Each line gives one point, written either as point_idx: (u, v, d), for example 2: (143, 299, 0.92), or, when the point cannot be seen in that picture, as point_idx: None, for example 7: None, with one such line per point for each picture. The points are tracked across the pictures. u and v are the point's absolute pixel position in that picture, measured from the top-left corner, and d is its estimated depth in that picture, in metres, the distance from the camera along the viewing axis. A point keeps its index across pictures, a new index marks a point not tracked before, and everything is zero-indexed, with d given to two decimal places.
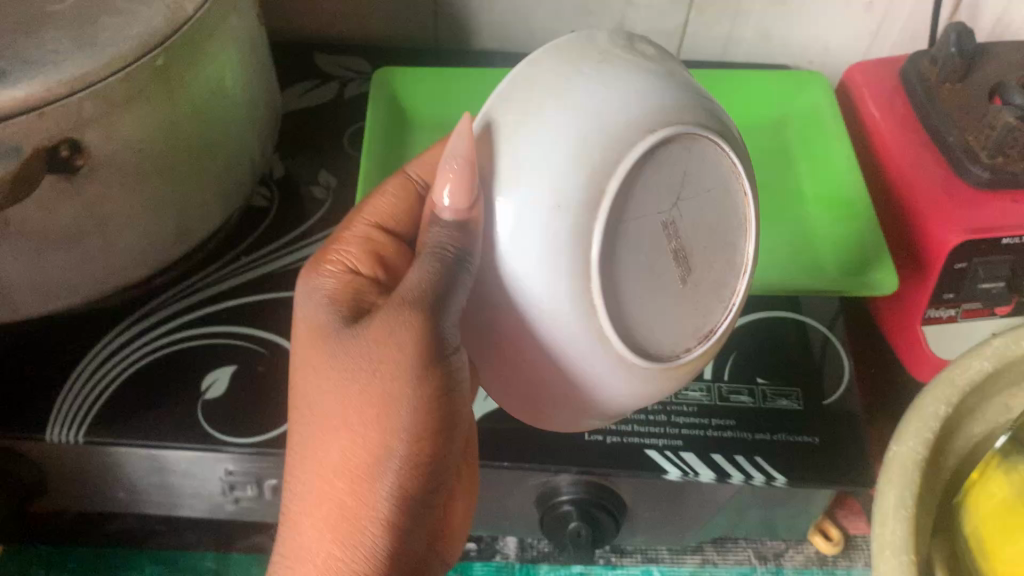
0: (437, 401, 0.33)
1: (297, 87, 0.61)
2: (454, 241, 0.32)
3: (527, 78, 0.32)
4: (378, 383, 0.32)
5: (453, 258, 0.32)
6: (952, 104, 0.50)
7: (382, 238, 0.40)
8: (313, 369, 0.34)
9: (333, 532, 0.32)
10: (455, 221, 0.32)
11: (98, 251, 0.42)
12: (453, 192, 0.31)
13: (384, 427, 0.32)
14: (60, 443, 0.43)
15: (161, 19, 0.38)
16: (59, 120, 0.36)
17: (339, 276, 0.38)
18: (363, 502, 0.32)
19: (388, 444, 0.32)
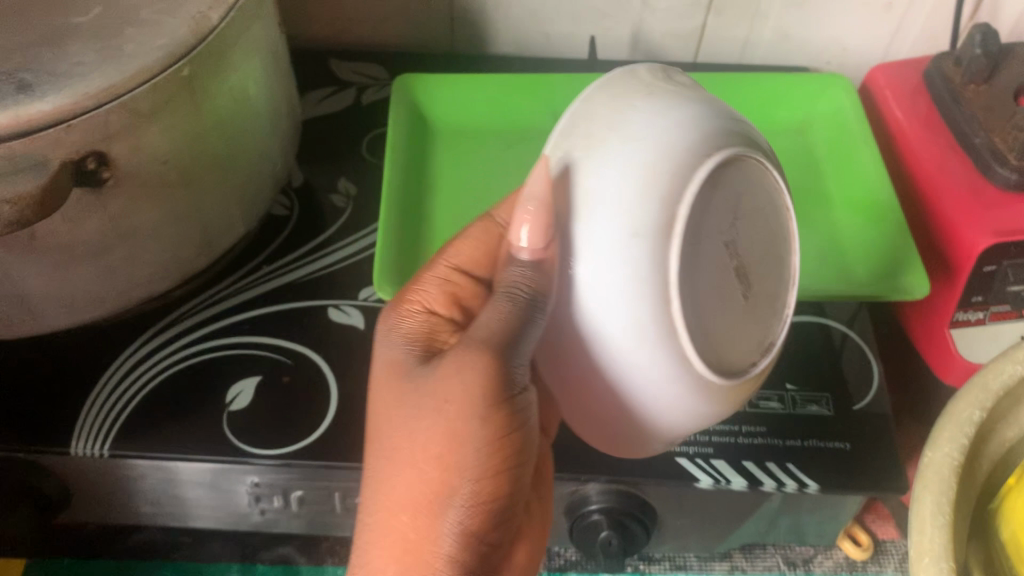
0: (504, 437, 0.33)
1: (314, 94, 0.61)
2: (528, 283, 0.32)
3: (581, 119, 0.32)
4: (444, 420, 0.32)
5: (527, 301, 0.32)
6: (977, 106, 0.50)
7: (461, 280, 0.39)
8: (386, 408, 0.35)
9: (398, 563, 0.33)
10: (532, 262, 0.32)
11: (123, 264, 0.41)
12: (531, 233, 0.31)
13: (448, 464, 0.32)
14: (84, 456, 0.43)
15: (188, 29, 0.38)
16: (86, 132, 0.35)
17: (418, 321, 0.38)
18: (427, 538, 0.32)
19: (451, 480, 0.32)
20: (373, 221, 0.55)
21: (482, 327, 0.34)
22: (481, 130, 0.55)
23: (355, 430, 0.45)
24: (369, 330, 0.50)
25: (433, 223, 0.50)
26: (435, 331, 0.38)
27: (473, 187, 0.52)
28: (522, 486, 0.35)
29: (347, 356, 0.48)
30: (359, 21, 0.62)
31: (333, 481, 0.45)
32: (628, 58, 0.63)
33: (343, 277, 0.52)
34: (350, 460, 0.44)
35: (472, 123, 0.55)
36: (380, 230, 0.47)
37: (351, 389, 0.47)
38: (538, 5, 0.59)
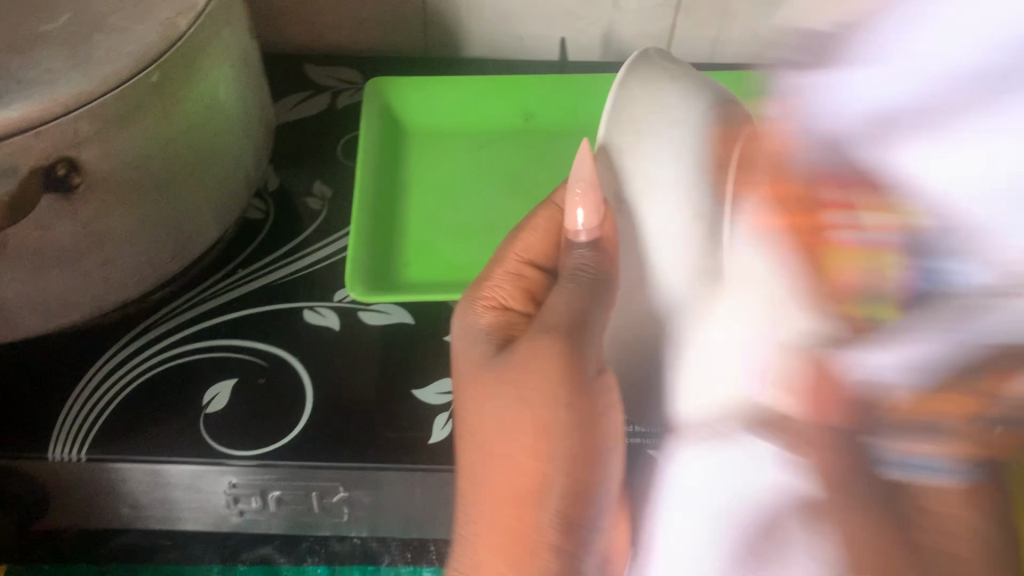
0: (590, 429, 0.36)
1: (289, 98, 0.61)
2: (591, 261, 0.38)
3: (627, 115, 0.37)
4: (535, 413, 0.36)
5: (591, 275, 0.38)
6: None
7: (529, 271, 0.42)
8: (476, 402, 0.38)
9: (507, 555, 0.35)
10: (591, 243, 0.38)
11: (97, 268, 0.42)
12: (585, 213, 0.38)
13: (542, 455, 0.35)
14: (61, 461, 0.44)
15: (156, 35, 0.38)
16: (56, 138, 0.36)
17: (496, 311, 0.41)
18: (530, 527, 0.35)
19: (546, 472, 0.35)
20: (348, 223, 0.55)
21: (556, 313, 0.37)
22: (456, 134, 0.56)
23: (332, 429, 0.46)
24: (345, 331, 0.50)
25: (406, 227, 0.50)
26: (511, 322, 0.40)
27: (446, 190, 0.52)
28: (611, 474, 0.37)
29: (323, 356, 0.49)
30: (333, 27, 0.62)
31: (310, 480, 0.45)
32: (600, 59, 0.64)
33: (319, 280, 0.53)
34: (327, 459, 0.44)
35: (448, 126, 0.56)
36: (357, 234, 0.48)
37: (327, 389, 0.48)
38: (510, 7, 0.60)
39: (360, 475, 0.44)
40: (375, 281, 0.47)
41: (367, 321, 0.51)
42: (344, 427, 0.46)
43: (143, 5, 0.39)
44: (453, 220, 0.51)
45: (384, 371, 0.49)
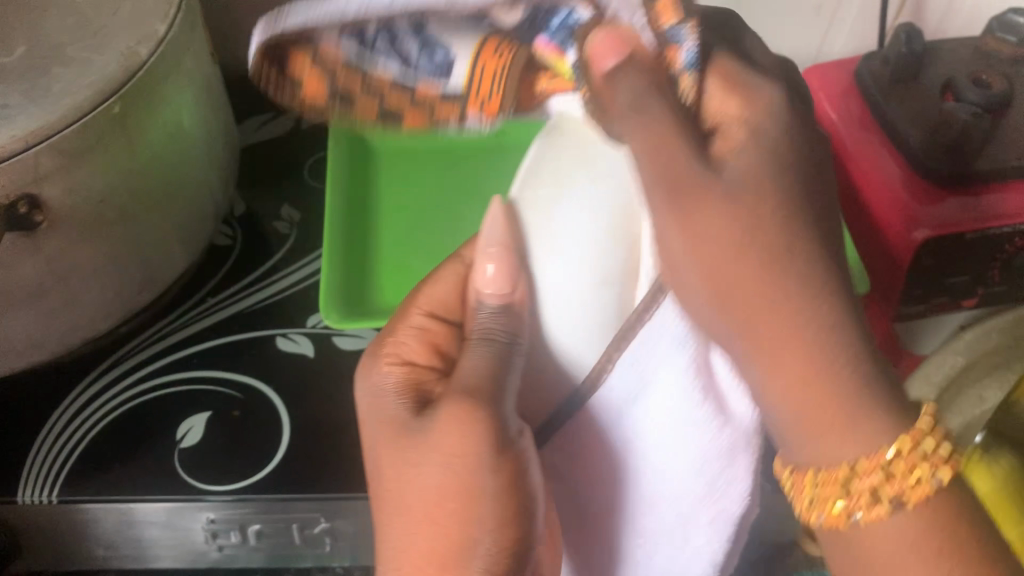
0: (512, 484, 0.33)
1: (252, 120, 0.60)
2: (501, 327, 0.34)
3: (533, 170, 0.34)
4: (454, 476, 0.32)
5: (504, 345, 0.34)
6: (906, 102, 0.51)
7: (439, 329, 0.38)
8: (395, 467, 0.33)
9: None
10: (500, 306, 0.35)
11: (64, 306, 0.41)
12: (496, 274, 0.34)
13: (466, 518, 0.32)
14: (33, 504, 0.42)
15: (116, 65, 0.37)
16: (15, 177, 0.35)
17: (396, 370, 0.37)
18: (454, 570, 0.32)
19: (471, 534, 0.32)
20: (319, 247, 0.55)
21: (465, 376, 0.34)
22: (422, 148, 0.55)
23: (310, 460, 0.45)
24: (321, 358, 0.49)
25: (375, 250, 0.50)
26: (418, 378, 0.37)
27: (414, 209, 0.52)
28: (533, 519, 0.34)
29: (298, 385, 0.48)
30: None
31: (290, 513, 0.44)
32: None
33: (290, 305, 0.52)
34: (309, 490, 0.44)
35: (410, 143, 0.56)
36: (326, 261, 0.47)
37: (304, 418, 0.47)
38: None
39: (344, 506, 0.44)
40: (350, 309, 0.47)
41: (342, 346, 0.50)
42: (325, 454, 0.45)
43: (102, 35, 0.38)
44: (422, 237, 0.50)
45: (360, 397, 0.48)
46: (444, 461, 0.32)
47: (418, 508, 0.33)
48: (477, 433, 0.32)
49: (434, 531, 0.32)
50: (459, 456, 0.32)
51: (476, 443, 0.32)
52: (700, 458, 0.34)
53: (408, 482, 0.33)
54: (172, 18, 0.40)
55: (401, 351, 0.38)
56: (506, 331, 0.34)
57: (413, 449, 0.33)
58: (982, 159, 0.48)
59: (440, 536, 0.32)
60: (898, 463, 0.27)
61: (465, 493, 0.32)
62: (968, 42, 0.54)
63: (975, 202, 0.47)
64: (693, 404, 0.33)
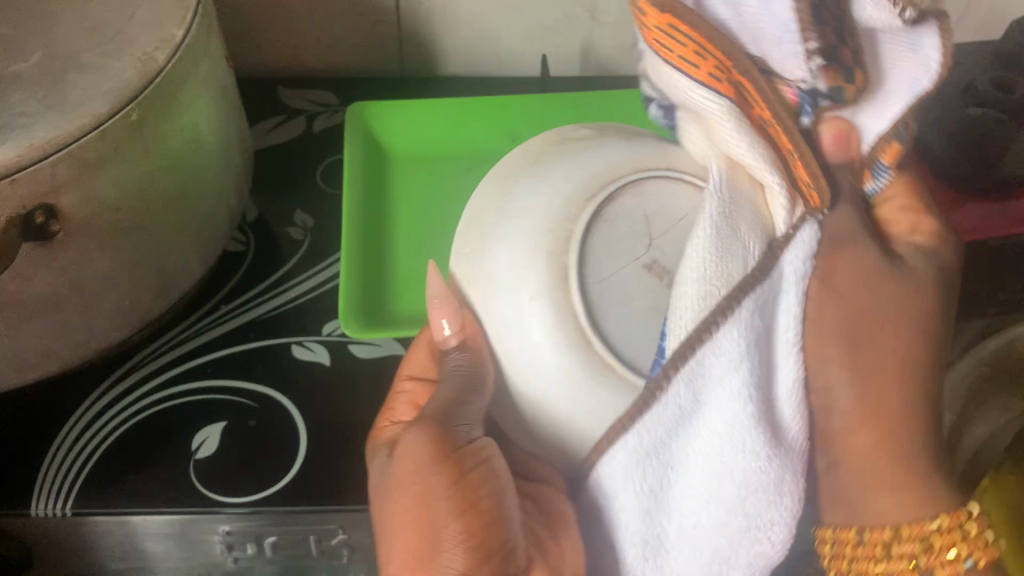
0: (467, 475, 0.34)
1: (263, 123, 0.60)
2: (465, 361, 0.36)
3: (474, 211, 0.37)
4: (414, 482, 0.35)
5: (467, 378, 0.36)
6: (928, 107, 0.51)
7: (421, 389, 0.42)
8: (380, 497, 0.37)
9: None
10: (459, 341, 0.36)
11: (78, 316, 0.40)
12: (447, 321, 0.37)
13: (427, 510, 0.34)
14: (46, 516, 0.42)
15: (133, 71, 0.36)
16: (32, 187, 0.34)
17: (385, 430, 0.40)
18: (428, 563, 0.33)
19: (433, 526, 0.33)
20: (332, 253, 0.54)
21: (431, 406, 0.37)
22: (436, 156, 0.55)
23: (327, 471, 0.44)
24: (337, 366, 0.49)
25: (391, 257, 0.49)
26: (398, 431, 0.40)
27: (428, 215, 0.51)
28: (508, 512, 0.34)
29: (314, 394, 0.47)
30: (308, 47, 0.61)
31: (307, 523, 0.43)
32: (578, 74, 0.63)
33: (304, 313, 0.51)
34: (327, 502, 0.43)
35: (428, 148, 0.55)
36: (345, 266, 0.47)
37: (320, 428, 0.46)
38: (488, 24, 0.59)
39: (363, 517, 0.43)
40: (368, 316, 0.46)
41: (358, 354, 0.50)
42: (342, 463, 0.45)
43: (118, 40, 0.37)
44: (435, 246, 0.50)
45: (376, 404, 0.47)
46: (406, 482, 0.35)
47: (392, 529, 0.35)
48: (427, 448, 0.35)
49: (407, 544, 0.34)
50: (409, 483, 0.35)
51: (428, 454, 0.35)
52: (741, 476, 0.30)
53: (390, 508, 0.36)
54: (189, 23, 0.39)
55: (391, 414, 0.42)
56: (466, 362, 0.36)
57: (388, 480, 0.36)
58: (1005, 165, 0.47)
59: (408, 542, 0.34)
60: (938, 537, 0.33)
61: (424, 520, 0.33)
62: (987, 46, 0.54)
63: (998, 209, 0.47)
64: (744, 426, 0.30)
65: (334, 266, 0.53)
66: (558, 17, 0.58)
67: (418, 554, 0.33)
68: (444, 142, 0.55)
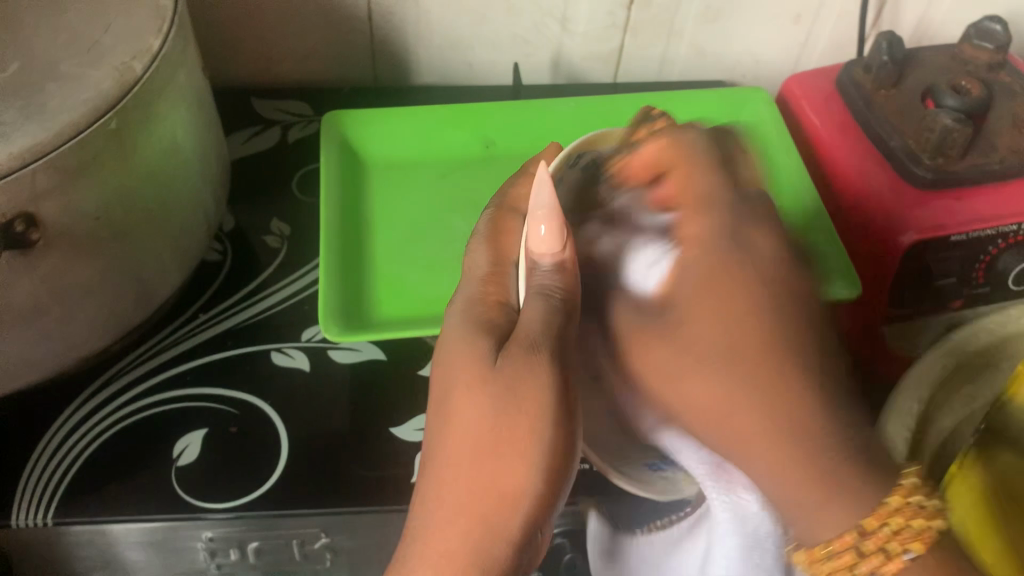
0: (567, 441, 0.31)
1: (238, 134, 0.60)
2: (559, 286, 0.33)
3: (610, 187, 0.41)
4: (515, 420, 0.30)
5: (560, 303, 0.33)
6: (890, 109, 0.52)
7: None
8: (466, 399, 0.31)
9: (471, 533, 0.29)
10: (554, 267, 0.33)
11: (57, 325, 0.40)
12: (547, 235, 0.33)
13: (528, 443, 0.30)
14: (26, 527, 0.42)
15: (112, 81, 0.37)
16: (12, 196, 0.34)
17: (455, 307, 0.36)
18: (495, 501, 0.30)
19: (529, 467, 0.30)
20: (309, 260, 0.55)
21: (527, 328, 0.32)
22: (414, 165, 0.56)
23: (311, 473, 0.44)
24: (316, 371, 0.49)
25: (371, 224, 0.52)
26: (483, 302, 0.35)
27: (401, 189, 0.55)
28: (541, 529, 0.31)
29: (293, 400, 0.48)
30: (281, 60, 0.61)
31: (288, 530, 0.44)
32: (549, 82, 0.64)
33: (283, 320, 0.51)
34: (308, 505, 0.43)
35: (408, 156, 0.56)
36: (323, 235, 0.49)
37: (300, 433, 0.46)
38: (459, 36, 0.60)
39: (349, 520, 0.43)
40: (346, 317, 0.47)
41: (337, 360, 0.50)
42: (322, 467, 0.45)
43: (94, 50, 0.38)
44: (413, 249, 0.51)
45: (356, 408, 0.48)
46: (506, 394, 0.31)
47: (461, 434, 0.31)
48: (542, 385, 0.31)
49: (475, 498, 0.30)
50: (522, 384, 0.31)
51: (537, 404, 0.30)
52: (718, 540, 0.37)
53: (467, 463, 0.30)
54: (165, 34, 0.40)
55: (489, 292, 0.36)
56: (563, 291, 0.33)
57: (496, 397, 0.31)
58: (965, 162, 0.49)
59: (480, 480, 0.30)
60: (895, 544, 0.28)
61: (504, 487, 0.30)
62: (945, 49, 0.55)
63: (961, 207, 0.48)
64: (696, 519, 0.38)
65: (311, 274, 0.54)
66: (528, 26, 0.59)
67: (491, 488, 0.30)
68: (423, 154, 0.56)
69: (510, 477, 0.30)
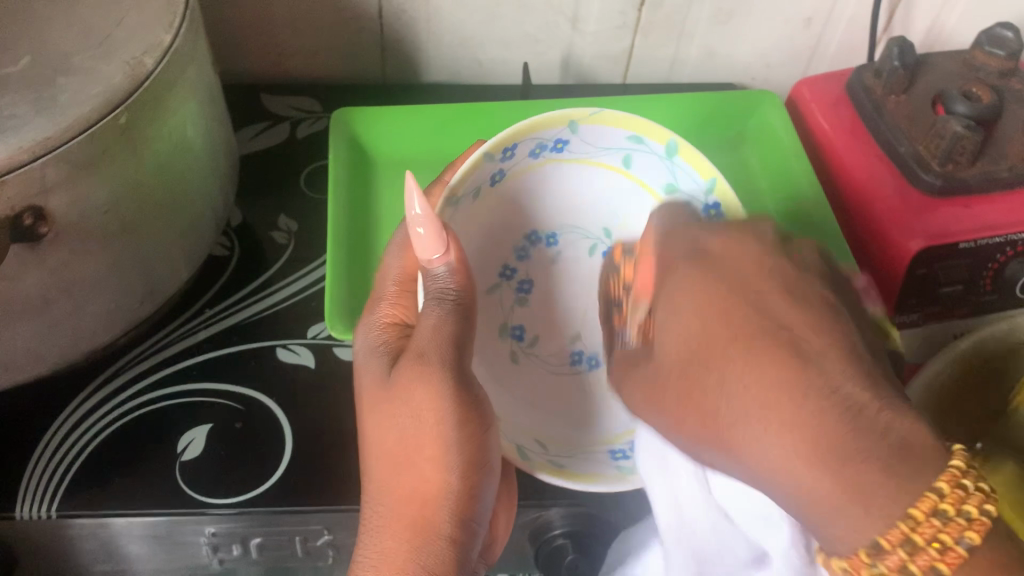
0: (469, 441, 0.34)
1: (248, 129, 0.60)
2: (453, 285, 0.36)
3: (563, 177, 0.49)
4: (425, 428, 0.34)
5: (455, 301, 0.35)
6: (900, 115, 0.52)
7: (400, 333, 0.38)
8: (382, 413, 0.34)
9: (410, 540, 0.33)
10: (448, 267, 0.36)
11: (65, 318, 0.40)
12: (428, 240, 0.35)
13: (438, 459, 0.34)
14: (31, 519, 0.42)
15: (123, 76, 0.37)
16: (21, 189, 0.34)
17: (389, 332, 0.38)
18: (427, 508, 0.33)
19: (441, 477, 0.33)
20: (317, 256, 0.55)
21: (428, 338, 0.35)
22: (422, 162, 0.56)
23: (314, 469, 0.44)
24: (322, 367, 0.49)
25: (378, 229, 0.52)
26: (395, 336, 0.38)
27: (395, 186, 0.54)
28: (470, 534, 0.34)
29: (298, 396, 0.48)
30: (291, 56, 0.61)
31: (290, 526, 0.44)
32: (558, 82, 0.64)
33: (289, 317, 0.52)
34: (311, 502, 0.43)
35: (415, 153, 0.56)
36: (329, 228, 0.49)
37: (305, 430, 0.46)
38: (469, 34, 0.60)
39: (351, 518, 0.43)
40: (352, 314, 0.47)
41: (343, 357, 0.50)
42: (327, 464, 0.45)
43: (106, 45, 0.38)
44: None
45: (360, 406, 0.48)
46: (409, 409, 0.34)
47: (380, 447, 0.35)
48: (439, 390, 0.34)
49: (403, 505, 0.33)
50: (417, 391, 0.34)
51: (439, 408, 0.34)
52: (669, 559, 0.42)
53: (400, 476, 0.34)
54: (176, 29, 0.40)
55: (394, 312, 0.38)
56: (457, 292, 0.36)
57: (401, 402, 0.34)
58: (974, 169, 0.48)
59: (405, 488, 0.33)
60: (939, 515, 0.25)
61: (427, 493, 0.33)
62: (956, 55, 0.55)
63: (969, 213, 0.48)
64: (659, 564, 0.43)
65: (319, 270, 0.54)
66: (539, 26, 0.59)
67: (425, 499, 0.33)
68: (432, 152, 0.56)
69: (429, 487, 0.33)
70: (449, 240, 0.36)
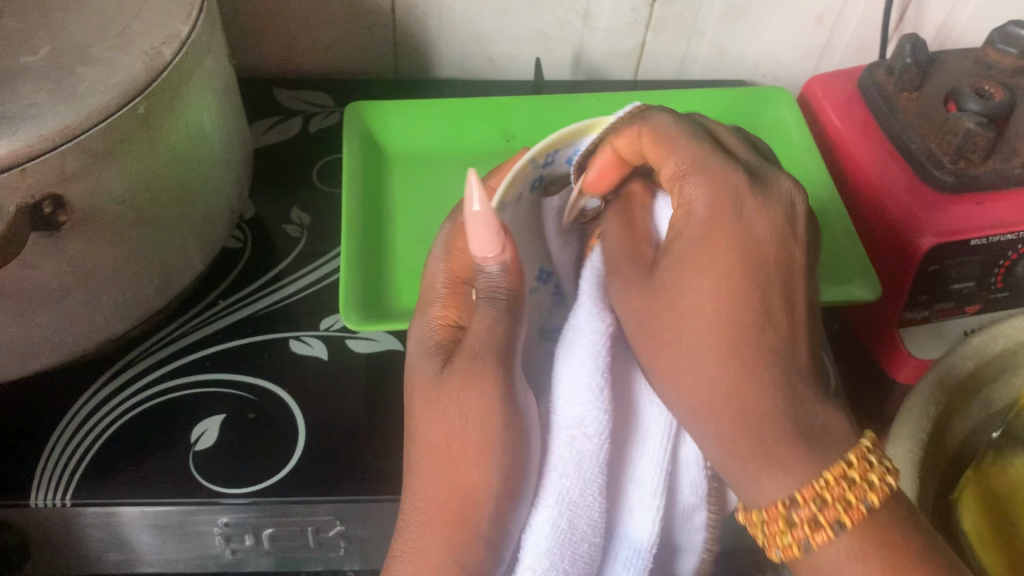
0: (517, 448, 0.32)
1: (262, 123, 0.61)
2: (506, 285, 0.34)
3: None
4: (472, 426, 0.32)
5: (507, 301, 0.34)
6: (911, 112, 0.52)
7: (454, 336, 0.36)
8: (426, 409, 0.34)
9: (443, 529, 0.32)
10: (502, 268, 0.34)
11: (81, 307, 0.41)
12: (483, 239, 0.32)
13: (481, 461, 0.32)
14: (45, 508, 0.42)
15: (142, 65, 0.37)
16: (41, 176, 0.34)
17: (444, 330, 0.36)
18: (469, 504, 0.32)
19: (482, 478, 0.32)
20: (329, 250, 0.55)
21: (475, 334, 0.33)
22: (434, 157, 0.56)
23: (327, 461, 0.45)
24: (335, 360, 0.50)
25: (392, 223, 0.52)
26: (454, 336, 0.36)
27: (421, 192, 0.54)
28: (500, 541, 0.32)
29: (311, 389, 0.48)
30: (304, 51, 0.62)
31: (301, 517, 0.44)
32: (569, 78, 0.65)
33: (301, 309, 0.52)
34: (325, 492, 0.43)
35: (427, 147, 0.57)
36: (347, 226, 0.50)
37: (318, 422, 0.46)
38: (481, 29, 0.60)
39: (363, 509, 0.43)
40: (368, 307, 0.47)
41: (355, 350, 0.50)
42: (339, 456, 0.45)
43: (124, 35, 0.38)
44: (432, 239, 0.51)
45: (372, 398, 0.48)
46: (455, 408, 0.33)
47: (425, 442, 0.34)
48: (489, 384, 0.33)
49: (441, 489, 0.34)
50: (467, 388, 0.33)
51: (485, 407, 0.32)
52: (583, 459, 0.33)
53: (441, 472, 0.33)
54: (194, 20, 0.40)
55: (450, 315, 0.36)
56: (509, 290, 0.34)
57: (449, 399, 0.33)
58: (986, 166, 0.48)
59: (446, 482, 0.33)
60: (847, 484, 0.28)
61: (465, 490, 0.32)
62: (967, 53, 0.55)
63: (980, 210, 0.48)
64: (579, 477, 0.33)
65: (331, 263, 0.54)
66: (551, 22, 0.60)
67: (460, 494, 0.32)
68: (443, 146, 0.56)
69: (466, 485, 0.32)
70: (507, 241, 0.33)
